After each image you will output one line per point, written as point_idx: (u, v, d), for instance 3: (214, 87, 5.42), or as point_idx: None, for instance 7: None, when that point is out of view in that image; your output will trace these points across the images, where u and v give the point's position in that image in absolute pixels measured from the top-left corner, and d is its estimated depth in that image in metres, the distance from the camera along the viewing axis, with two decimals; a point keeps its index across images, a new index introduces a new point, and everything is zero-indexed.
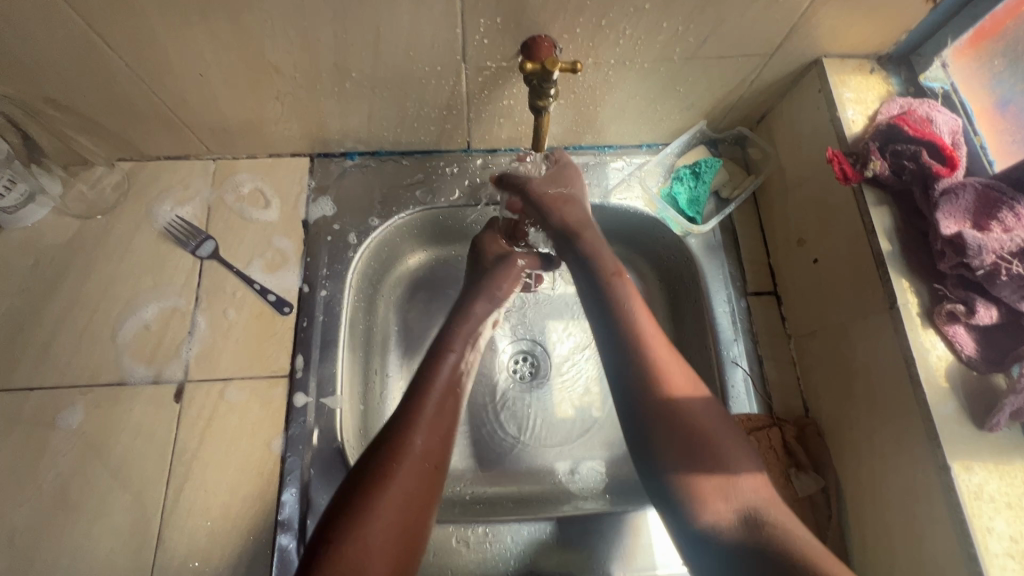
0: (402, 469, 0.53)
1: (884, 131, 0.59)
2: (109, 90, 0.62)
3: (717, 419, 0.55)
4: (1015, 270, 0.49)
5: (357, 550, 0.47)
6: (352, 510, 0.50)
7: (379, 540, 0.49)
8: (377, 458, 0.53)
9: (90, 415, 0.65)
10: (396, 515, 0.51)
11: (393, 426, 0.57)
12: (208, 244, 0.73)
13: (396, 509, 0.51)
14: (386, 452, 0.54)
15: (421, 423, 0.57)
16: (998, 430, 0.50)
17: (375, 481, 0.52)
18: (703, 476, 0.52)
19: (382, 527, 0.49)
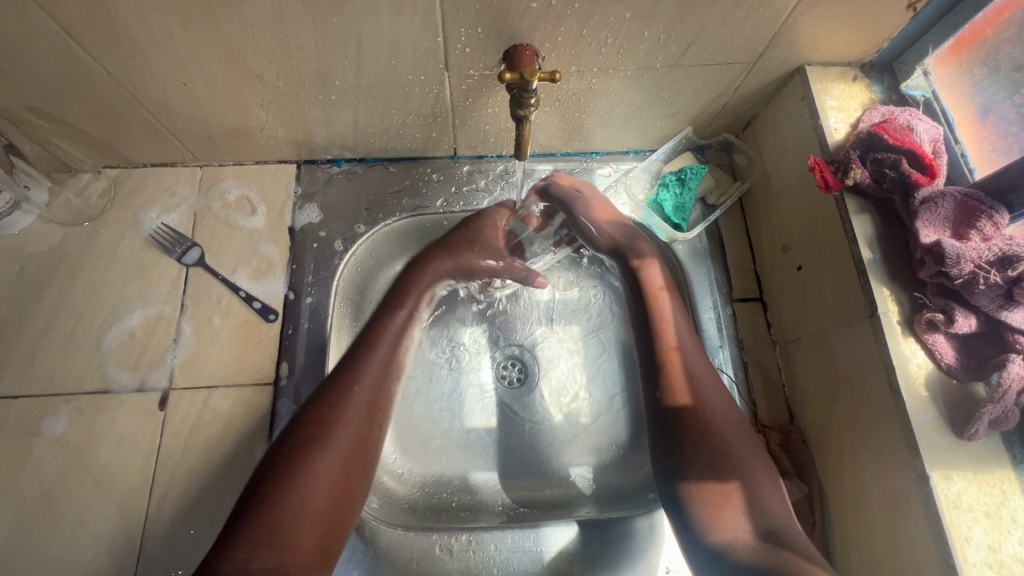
0: (340, 437, 0.52)
1: (865, 139, 0.60)
2: (92, 98, 0.62)
3: (742, 437, 0.56)
4: (994, 279, 0.49)
5: (287, 509, 0.47)
6: (288, 471, 0.49)
7: (307, 509, 0.48)
8: (313, 417, 0.53)
9: (74, 423, 0.65)
10: (329, 477, 0.50)
11: (328, 385, 0.56)
12: (194, 251, 0.73)
13: (332, 472, 0.51)
14: (319, 419, 0.53)
15: (358, 395, 0.55)
16: (977, 439, 0.50)
17: (317, 445, 0.51)
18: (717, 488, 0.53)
19: (316, 496, 0.49)
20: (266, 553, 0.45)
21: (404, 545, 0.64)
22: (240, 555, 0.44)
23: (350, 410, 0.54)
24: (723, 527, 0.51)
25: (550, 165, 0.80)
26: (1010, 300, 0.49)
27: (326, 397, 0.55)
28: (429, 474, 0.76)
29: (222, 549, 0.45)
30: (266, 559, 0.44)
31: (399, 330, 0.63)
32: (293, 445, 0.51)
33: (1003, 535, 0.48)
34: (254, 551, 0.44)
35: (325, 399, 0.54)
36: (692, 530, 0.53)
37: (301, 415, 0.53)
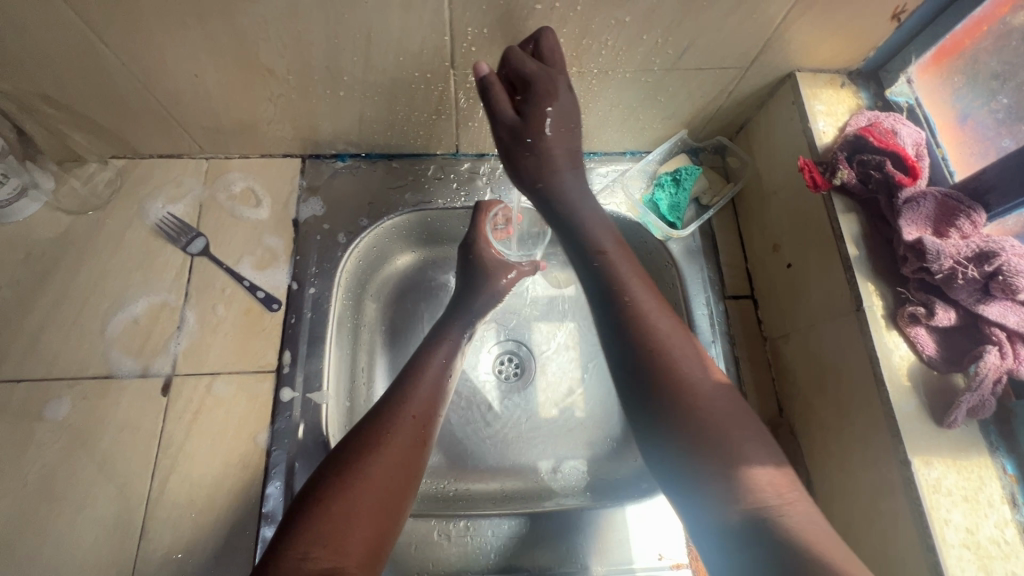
0: (395, 453, 0.54)
1: (852, 141, 0.63)
2: (104, 88, 0.63)
3: (723, 399, 0.48)
4: (971, 273, 0.52)
5: (343, 509, 0.49)
6: (344, 479, 0.51)
7: (359, 519, 0.49)
8: (371, 428, 0.56)
9: (77, 407, 0.65)
10: (383, 481, 0.52)
11: (386, 401, 0.60)
12: (199, 241, 0.74)
13: (387, 477, 0.52)
14: (373, 435, 0.55)
15: (409, 419, 0.58)
16: (956, 426, 0.53)
17: (370, 454, 0.53)
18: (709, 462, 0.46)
19: (369, 506, 0.50)
20: (320, 553, 0.46)
21: (401, 530, 0.65)
22: (296, 556, 0.45)
23: (400, 434, 0.56)
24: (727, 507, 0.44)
25: None
26: (987, 294, 0.52)
27: (384, 411, 0.58)
28: (427, 464, 0.77)
29: (281, 552, 0.46)
30: (319, 561, 0.45)
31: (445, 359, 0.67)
32: (349, 458, 0.53)
33: (979, 518, 0.50)
34: (309, 551, 0.46)
35: (379, 420, 0.57)
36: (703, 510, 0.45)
37: (359, 431, 0.56)
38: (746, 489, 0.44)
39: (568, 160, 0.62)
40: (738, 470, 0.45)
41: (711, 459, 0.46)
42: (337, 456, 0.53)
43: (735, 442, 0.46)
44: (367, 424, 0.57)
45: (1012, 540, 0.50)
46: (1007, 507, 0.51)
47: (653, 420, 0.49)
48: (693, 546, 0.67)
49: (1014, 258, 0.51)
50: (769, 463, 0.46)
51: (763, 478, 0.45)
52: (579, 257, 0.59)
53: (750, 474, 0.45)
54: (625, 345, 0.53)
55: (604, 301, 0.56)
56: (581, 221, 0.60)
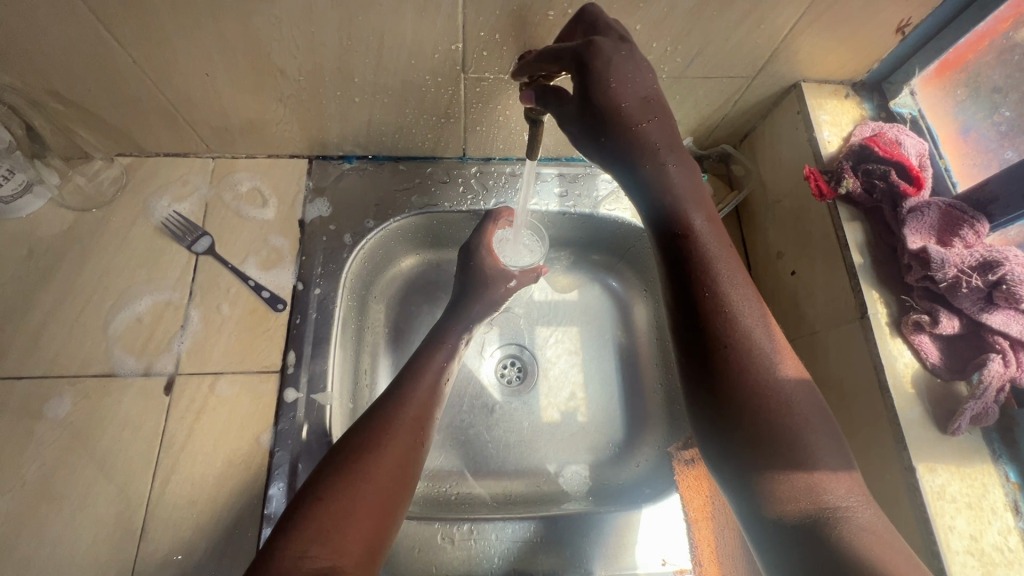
0: (394, 453, 0.54)
1: (857, 151, 0.63)
2: (114, 85, 0.63)
3: (803, 399, 0.45)
4: (976, 282, 0.53)
5: (342, 505, 0.48)
6: (344, 478, 0.50)
7: (357, 518, 0.48)
8: (372, 425, 0.56)
9: (78, 405, 0.65)
10: (384, 478, 0.52)
11: (387, 399, 0.60)
12: (205, 240, 0.74)
13: (387, 473, 0.53)
14: (373, 435, 0.55)
15: (408, 421, 0.58)
16: (959, 434, 0.53)
17: (371, 451, 0.53)
18: (775, 457, 0.44)
19: (368, 505, 0.50)
20: (318, 551, 0.45)
21: (405, 533, 0.64)
22: (294, 553, 0.44)
23: (399, 435, 0.56)
24: (784, 501, 0.43)
25: (555, 170, 0.84)
26: (990, 303, 0.53)
27: (384, 408, 0.59)
28: (429, 467, 0.77)
29: (279, 549, 0.45)
30: (317, 559, 0.45)
31: (445, 360, 0.68)
32: (346, 457, 0.53)
33: (983, 525, 0.50)
34: (309, 548, 0.45)
35: (377, 421, 0.57)
36: (757, 500, 0.45)
37: (358, 431, 0.56)
38: (806, 489, 0.43)
39: (653, 120, 0.54)
40: (809, 476, 0.43)
41: (774, 453, 0.44)
42: (335, 455, 0.53)
43: (803, 439, 0.44)
44: (364, 425, 0.57)
45: (1015, 547, 0.50)
46: (1010, 515, 0.51)
47: (721, 410, 0.47)
48: (696, 552, 0.67)
49: (1018, 267, 0.51)
50: (837, 464, 0.44)
51: (827, 479, 0.43)
52: (655, 223, 0.53)
53: (814, 475, 0.43)
54: (700, 325, 0.48)
55: (683, 274, 0.50)
56: (664, 179, 0.53)
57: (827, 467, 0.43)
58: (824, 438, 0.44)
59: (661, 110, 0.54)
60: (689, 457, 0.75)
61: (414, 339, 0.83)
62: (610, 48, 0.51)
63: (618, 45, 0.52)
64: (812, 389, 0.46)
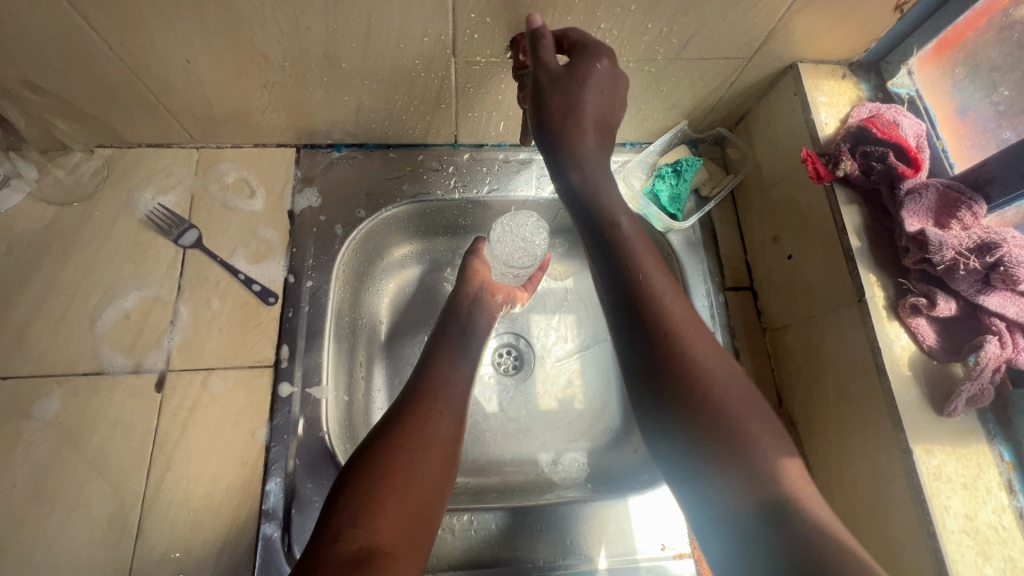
0: (447, 410, 0.59)
1: (855, 132, 0.62)
2: (92, 73, 0.61)
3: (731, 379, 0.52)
4: (973, 264, 0.52)
5: (376, 488, 0.49)
6: (395, 440, 0.53)
7: (424, 461, 0.53)
8: (401, 415, 0.57)
9: (67, 405, 0.63)
10: (422, 465, 0.53)
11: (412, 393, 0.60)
12: (191, 233, 0.72)
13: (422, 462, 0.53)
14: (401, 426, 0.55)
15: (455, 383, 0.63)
16: (956, 415, 0.53)
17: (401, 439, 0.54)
18: (722, 447, 0.49)
19: (434, 451, 0.54)
20: (352, 533, 0.46)
21: None
22: (331, 536, 0.45)
23: (449, 395, 0.61)
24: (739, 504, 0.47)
25: None
26: (987, 285, 0.52)
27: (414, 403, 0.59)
28: None
29: (318, 535, 0.46)
30: (352, 540, 0.45)
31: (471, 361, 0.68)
32: (405, 411, 0.58)
33: (978, 504, 0.51)
34: (343, 531, 0.46)
35: (429, 382, 0.62)
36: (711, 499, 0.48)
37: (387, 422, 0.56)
38: (764, 481, 0.47)
39: (600, 135, 0.59)
40: (756, 469, 0.47)
41: (738, 460, 0.48)
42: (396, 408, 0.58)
43: (740, 435, 0.49)
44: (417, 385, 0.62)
45: (1009, 525, 0.51)
46: (1004, 493, 0.52)
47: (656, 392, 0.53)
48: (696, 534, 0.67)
49: (1016, 249, 0.51)
50: (771, 454, 0.48)
51: (780, 475, 0.47)
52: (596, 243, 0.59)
53: (770, 478, 0.47)
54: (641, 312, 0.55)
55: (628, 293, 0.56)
56: (593, 192, 0.59)
57: (766, 462, 0.48)
58: (764, 433, 0.50)
59: (610, 99, 0.58)
60: None
61: (416, 329, 0.83)
62: (597, 70, 0.56)
63: (604, 71, 0.56)
64: (743, 379, 0.53)
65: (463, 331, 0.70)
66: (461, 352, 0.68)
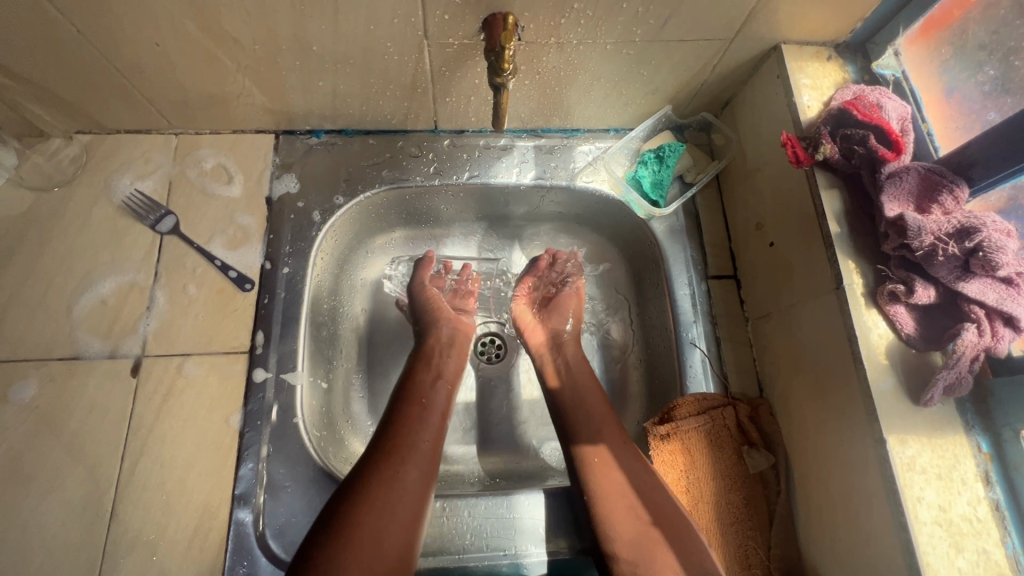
0: (422, 444, 0.60)
1: (836, 115, 0.60)
2: (62, 58, 0.61)
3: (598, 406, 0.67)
4: (952, 250, 0.50)
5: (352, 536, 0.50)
6: (373, 479, 0.54)
7: (388, 527, 0.52)
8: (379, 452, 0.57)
9: (43, 388, 0.64)
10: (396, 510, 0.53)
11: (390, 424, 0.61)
12: (169, 219, 0.72)
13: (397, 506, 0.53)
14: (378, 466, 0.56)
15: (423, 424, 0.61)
16: (932, 404, 0.52)
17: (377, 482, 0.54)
18: (585, 459, 0.62)
19: (398, 513, 0.53)
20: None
21: None
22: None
23: (415, 441, 0.59)
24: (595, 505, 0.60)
25: (531, 142, 0.81)
26: (966, 272, 0.51)
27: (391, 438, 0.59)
28: None
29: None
30: None
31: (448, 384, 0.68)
32: (369, 468, 0.56)
33: (953, 495, 0.50)
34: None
35: (397, 430, 0.60)
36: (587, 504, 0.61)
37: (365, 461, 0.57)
38: (596, 477, 0.61)
39: None
40: (602, 473, 0.60)
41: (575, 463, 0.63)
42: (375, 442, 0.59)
43: (592, 442, 0.63)
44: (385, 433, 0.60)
45: (984, 517, 0.50)
46: (981, 485, 0.51)
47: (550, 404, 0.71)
48: None
49: (996, 233, 0.49)
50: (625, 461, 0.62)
51: (611, 475, 0.60)
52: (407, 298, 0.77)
53: (603, 483, 0.60)
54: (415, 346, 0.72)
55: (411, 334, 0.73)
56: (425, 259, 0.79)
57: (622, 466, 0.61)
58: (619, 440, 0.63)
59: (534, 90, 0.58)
60: (664, 432, 0.69)
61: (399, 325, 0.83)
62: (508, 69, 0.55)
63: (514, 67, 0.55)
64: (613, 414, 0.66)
65: (433, 373, 0.68)
66: (429, 393, 0.65)
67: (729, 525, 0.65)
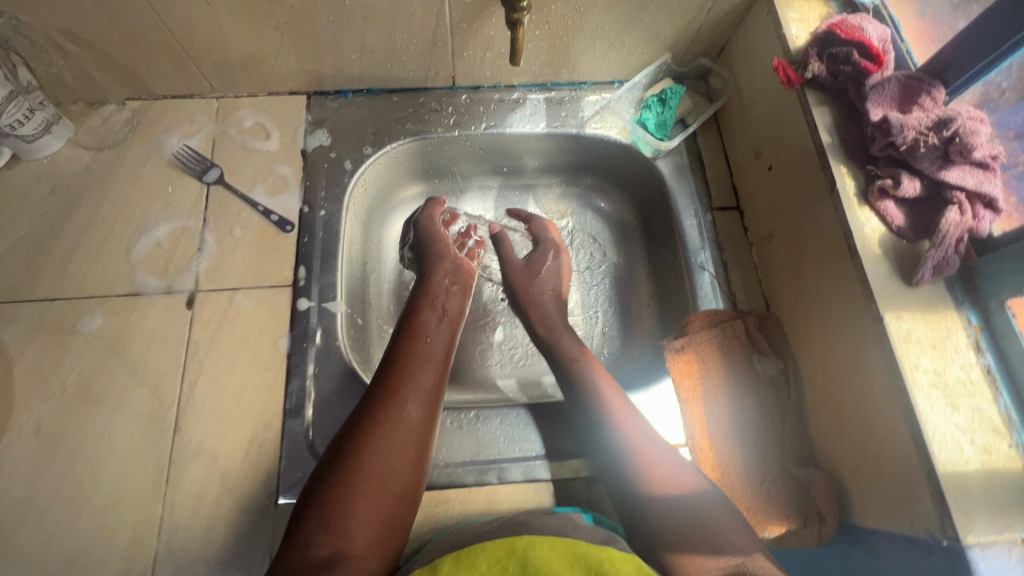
0: (420, 387, 0.59)
1: (822, 37, 0.66)
2: (122, 20, 0.68)
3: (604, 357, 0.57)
4: (932, 141, 0.56)
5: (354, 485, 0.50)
6: (376, 421, 0.55)
7: (390, 469, 0.53)
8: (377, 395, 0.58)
9: (107, 320, 0.70)
10: (397, 459, 0.53)
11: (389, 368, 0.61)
12: (214, 171, 0.78)
13: (394, 451, 0.54)
14: (374, 412, 0.56)
15: (426, 365, 0.62)
16: (923, 284, 0.57)
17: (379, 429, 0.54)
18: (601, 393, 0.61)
19: (398, 463, 0.53)
20: (324, 537, 0.48)
21: None
22: (303, 543, 0.48)
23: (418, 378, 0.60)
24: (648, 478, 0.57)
25: (542, 95, 0.87)
26: (947, 161, 0.57)
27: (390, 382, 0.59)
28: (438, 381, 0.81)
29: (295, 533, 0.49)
30: (323, 546, 0.47)
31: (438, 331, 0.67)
32: (372, 409, 0.56)
33: (946, 361, 0.54)
34: (313, 538, 0.48)
35: (396, 371, 0.60)
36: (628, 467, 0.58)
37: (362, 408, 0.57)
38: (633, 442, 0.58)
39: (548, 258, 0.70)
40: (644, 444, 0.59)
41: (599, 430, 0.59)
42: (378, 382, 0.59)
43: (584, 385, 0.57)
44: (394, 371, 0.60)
45: (977, 380, 0.54)
46: (972, 352, 0.55)
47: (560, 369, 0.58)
48: (689, 425, 0.71)
49: (970, 121, 0.55)
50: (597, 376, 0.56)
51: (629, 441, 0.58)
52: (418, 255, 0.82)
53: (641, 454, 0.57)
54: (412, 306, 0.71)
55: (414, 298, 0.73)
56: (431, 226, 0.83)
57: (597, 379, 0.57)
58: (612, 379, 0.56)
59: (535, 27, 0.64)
60: (680, 345, 0.74)
61: None
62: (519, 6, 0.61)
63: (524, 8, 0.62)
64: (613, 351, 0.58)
65: (440, 314, 0.70)
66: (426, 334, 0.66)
67: (744, 426, 0.70)
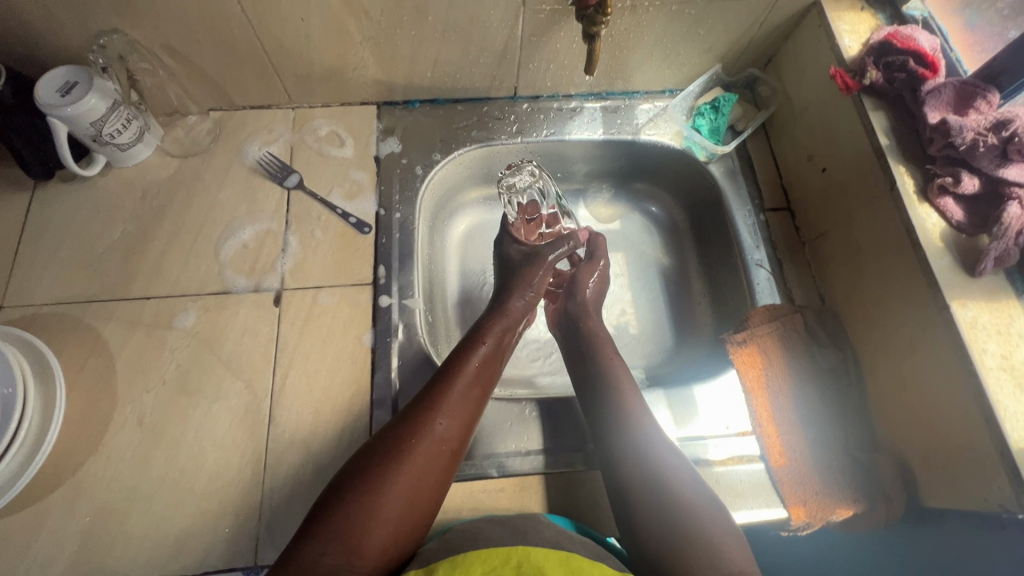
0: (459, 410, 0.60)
1: (878, 47, 0.71)
2: (220, 35, 0.73)
3: None
4: (991, 140, 0.61)
5: (374, 503, 0.51)
6: (409, 440, 0.56)
7: (410, 489, 0.53)
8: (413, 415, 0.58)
9: (201, 317, 0.74)
10: (419, 481, 0.54)
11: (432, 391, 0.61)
12: (294, 176, 0.83)
13: (422, 474, 0.54)
14: (411, 432, 0.56)
15: (468, 386, 0.62)
16: (985, 275, 0.61)
17: (412, 449, 0.55)
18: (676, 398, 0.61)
19: (419, 485, 0.54)
20: (332, 551, 0.49)
21: (493, 411, 0.72)
22: (312, 553, 0.48)
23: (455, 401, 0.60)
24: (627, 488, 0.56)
25: (598, 104, 0.92)
26: (1005, 160, 0.61)
27: (427, 405, 0.59)
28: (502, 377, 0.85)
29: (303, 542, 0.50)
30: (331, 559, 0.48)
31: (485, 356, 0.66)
32: (406, 429, 0.57)
33: (1013, 345, 0.57)
34: (325, 549, 0.49)
35: (439, 394, 0.60)
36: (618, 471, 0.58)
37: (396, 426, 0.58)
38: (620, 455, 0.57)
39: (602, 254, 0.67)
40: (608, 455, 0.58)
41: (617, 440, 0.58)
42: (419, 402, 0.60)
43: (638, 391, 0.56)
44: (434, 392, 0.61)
45: None
46: None
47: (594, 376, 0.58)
48: (756, 414, 0.73)
49: None
50: None
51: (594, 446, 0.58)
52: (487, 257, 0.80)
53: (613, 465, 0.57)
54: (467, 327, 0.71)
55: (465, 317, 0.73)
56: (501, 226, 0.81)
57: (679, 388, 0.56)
58: None
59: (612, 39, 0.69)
60: (742, 339, 0.77)
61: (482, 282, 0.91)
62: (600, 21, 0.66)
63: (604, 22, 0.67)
64: None
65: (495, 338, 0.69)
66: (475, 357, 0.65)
67: (809, 415, 0.73)
